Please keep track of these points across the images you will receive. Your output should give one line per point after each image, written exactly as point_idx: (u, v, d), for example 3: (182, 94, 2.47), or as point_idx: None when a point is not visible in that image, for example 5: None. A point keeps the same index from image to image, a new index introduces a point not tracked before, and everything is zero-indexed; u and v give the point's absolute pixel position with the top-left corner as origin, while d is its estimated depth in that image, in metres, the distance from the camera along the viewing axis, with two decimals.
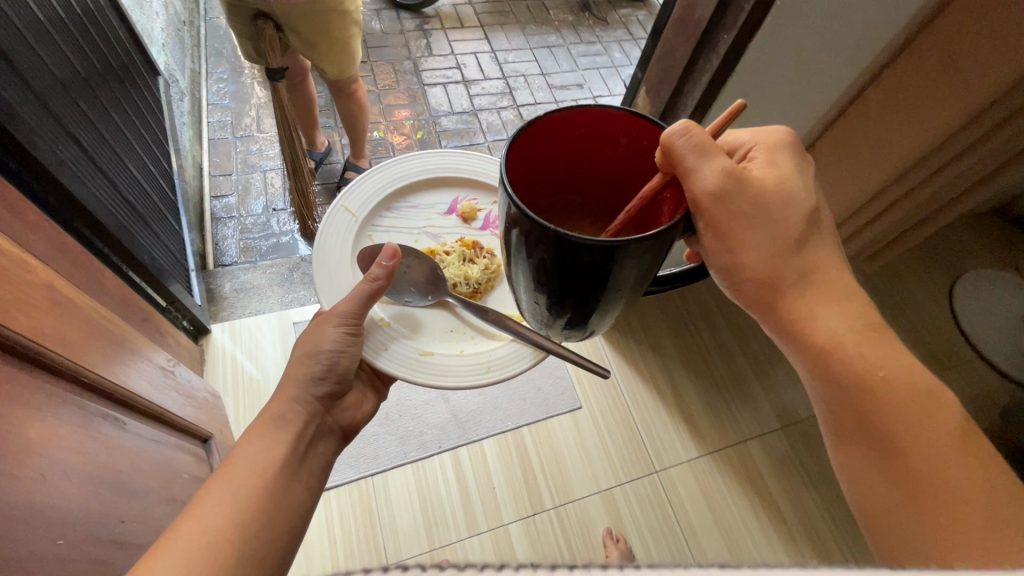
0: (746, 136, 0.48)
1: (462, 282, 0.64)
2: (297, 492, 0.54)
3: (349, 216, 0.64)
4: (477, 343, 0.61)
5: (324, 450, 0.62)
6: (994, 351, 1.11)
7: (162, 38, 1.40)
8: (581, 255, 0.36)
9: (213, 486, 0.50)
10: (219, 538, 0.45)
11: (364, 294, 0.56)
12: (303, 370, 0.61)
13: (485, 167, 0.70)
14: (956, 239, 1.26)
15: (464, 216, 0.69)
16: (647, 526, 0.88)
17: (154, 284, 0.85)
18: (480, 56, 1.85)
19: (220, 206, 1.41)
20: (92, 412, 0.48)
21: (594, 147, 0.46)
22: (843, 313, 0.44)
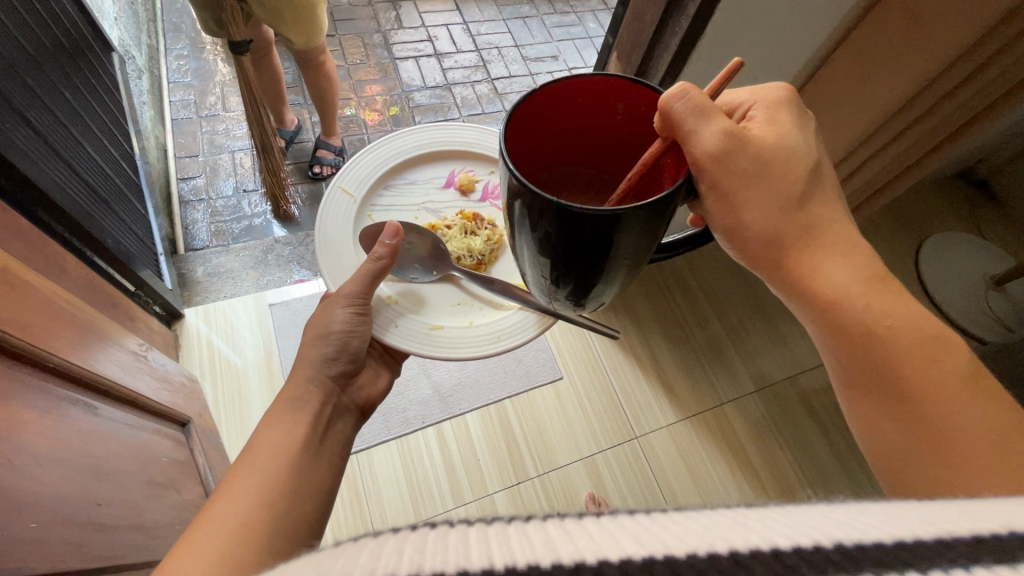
0: (745, 94, 0.47)
1: (465, 254, 0.63)
2: (323, 468, 0.55)
3: (348, 198, 0.63)
4: (486, 314, 0.61)
5: (343, 428, 0.62)
6: (957, 310, 1.14)
7: (114, 12, 1.32)
8: (584, 226, 0.36)
9: (238, 471, 0.50)
10: (251, 516, 0.45)
11: (369, 273, 0.56)
12: (317, 349, 0.61)
13: (480, 137, 0.69)
14: (921, 204, 1.30)
15: (462, 188, 0.68)
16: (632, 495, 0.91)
17: (120, 268, 0.82)
18: (451, 28, 1.80)
19: (188, 188, 1.37)
20: (58, 396, 0.47)
21: (592, 116, 0.45)
22: (849, 266, 0.44)
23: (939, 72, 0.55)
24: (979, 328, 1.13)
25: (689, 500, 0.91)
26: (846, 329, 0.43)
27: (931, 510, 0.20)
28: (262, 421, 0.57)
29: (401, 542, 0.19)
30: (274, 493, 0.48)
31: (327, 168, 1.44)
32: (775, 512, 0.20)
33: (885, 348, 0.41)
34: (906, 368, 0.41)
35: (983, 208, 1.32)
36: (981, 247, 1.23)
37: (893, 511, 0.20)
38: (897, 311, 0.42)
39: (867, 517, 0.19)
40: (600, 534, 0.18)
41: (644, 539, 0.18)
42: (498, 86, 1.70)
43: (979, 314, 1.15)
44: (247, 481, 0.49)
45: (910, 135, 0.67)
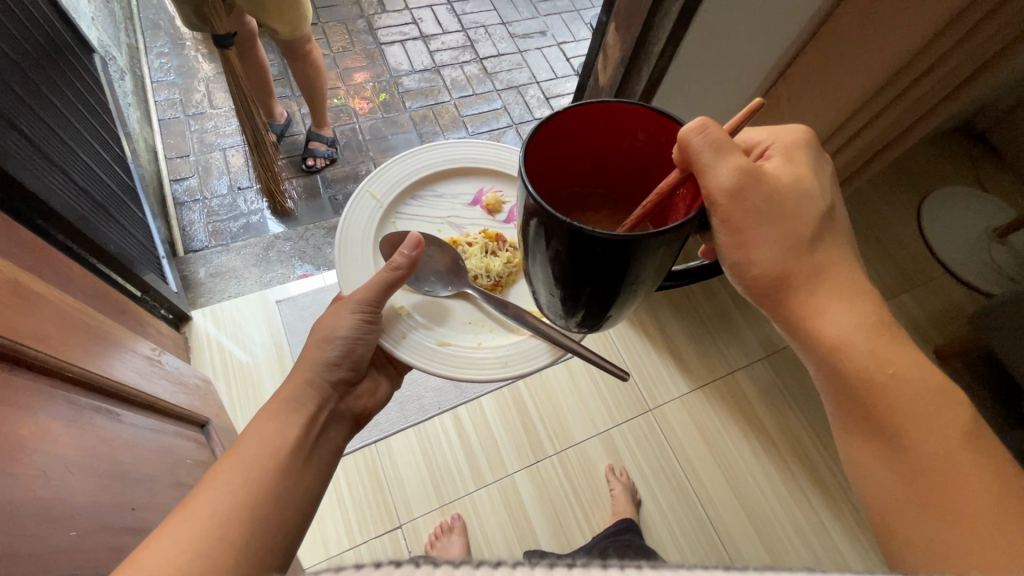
0: (763, 135, 0.46)
1: (483, 274, 0.63)
2: (311, 475, 0.55)
3: (374, 202, 0.63)
4: (495, 337, 0.60)
5: (335, 435, 0.62)
6: (960, 266, 1.14)
7: (91, 12, 1.28)
8: (595, 248, 0.36)
9: (222, 469, 0.50)
10: (229, 519, 0.45)
11: (383, 282, 0.55)
12: (319, 354, 0.60)
13: (512, 158, 0.68)
14: (921, 161, 1.30)
15: (489, 208, 0.67)
16: (687, 545, 0.87)
17: (125, 274, 0.81)
18: (436, 9, 1.76)
19: (182, 189, 1.35)
20: (82, 405, 0.47)
21: (611, 142, 0.45)
22: (853, 310, 0.43)
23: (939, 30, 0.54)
24: (982, 281, 1.13)
25: (711, 478, 0.92)
26: (850, 380, 0.42)
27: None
28: (254, 417, 0.57)
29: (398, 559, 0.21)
30: (253, 496, 0.49)
31: (321, 160, 1.42)
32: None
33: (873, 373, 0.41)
34: (907, 413, 0.40)
35: (983, 162, 1.31)
36: (983, 200, 1.23)
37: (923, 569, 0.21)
38: (901, 362, 0.41)
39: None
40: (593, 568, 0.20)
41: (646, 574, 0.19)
42: (487, 66, 1.67)
43: (983, 268, 1.14)
44: (230, 480, 0.49)
45: (903, 104, 0.67)
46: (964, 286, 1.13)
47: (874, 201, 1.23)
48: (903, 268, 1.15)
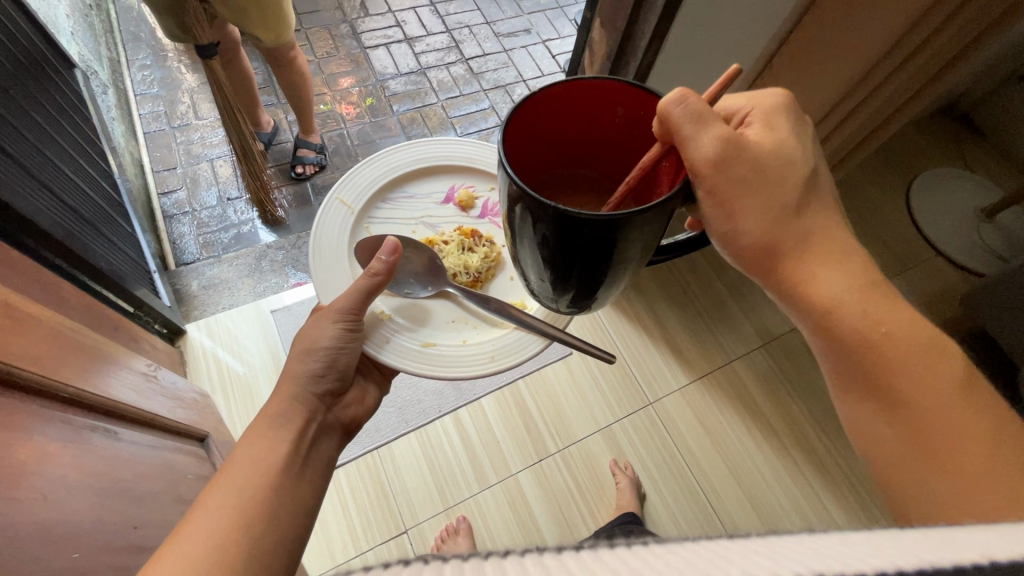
0: (743, 101, 0.46)
1: (462, 272, 0.63)
2: (307, 490, 0.55)
3: (345, 208, 0.62)
4: (480, 333, 0.60)
5: (326, 447, 0.62)
6: (950, 246, 1.15)
7: (70, 26, 1.27)
8: (582, 230, 0.35)
9: (217, 489, 0.50)
10: (227, 538, 0.45)
11: (363, 289, 0.55)
12: (302, 366, 0.60)
13: (479, 152, 0.69)
14: (907, 145, 1.31)
15: (462, 205, 0.67)
16: (685, 520, 0.89)
17: (116, 290, 0.81)
18: (419, 11, 1.76)
19: (170, 203, 1.34)
20: (79, 425, 0.47)
21: (590, 120, 0.44)
22: (842, 274, 0.43)
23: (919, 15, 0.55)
24: (972, 260, 1.14)
25: (714, 468, 0.92)
26: (846, 342, 0.42)
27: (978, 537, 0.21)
28: (244, 439, 0.56)
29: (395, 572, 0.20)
30: (251, 515, 0.48)
31: (310, 167, 1.41)
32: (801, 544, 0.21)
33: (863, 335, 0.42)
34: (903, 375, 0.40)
35: (968, 143, 1.32)
36: (970, 181, 1.24)
37: (939, 536, 0.21)
38: (892, 321, 0.41)
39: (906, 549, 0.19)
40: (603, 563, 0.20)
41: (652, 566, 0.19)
42: (473, 66, 1.66)
43: (971, 248, 1.15)
44: (226, 500, 0.49)
45: (887, 87, 0.67)
46: (956, 266, 1.15)
47: (865, 183, 1.24)
48: (895, 252, 1.16)
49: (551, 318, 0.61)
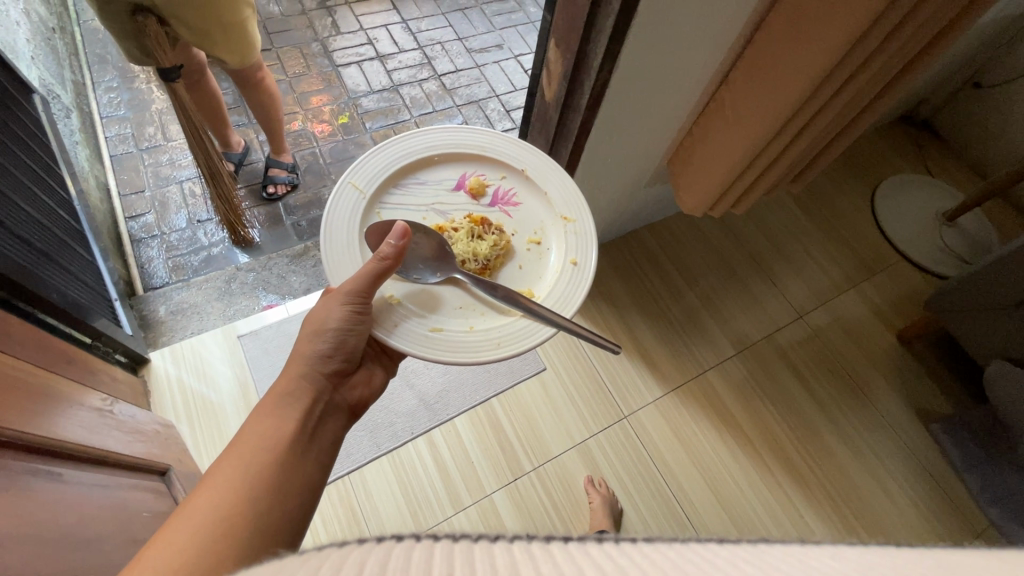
0: None
1: (471, 258, 0.62)
2: (309, 466, 0.54)
3: (357, 193, 0.62)
4: (488, 320, 0.59)
5: (333, 425, 0.61)
6: (913, 248, 1.18)
7: (30, 50, 1.24)
8: None
9: (227, 462, 0.50)
10: (231, 511, 0.46)
11: (373, 272, 0.54)
12: (311, 346, 0.60)
13: (492, 140, 0.68)
14: (872, 149, 1.34)
15: (473, 192, 0.67)
16: (652, 519, 0.88)
17: (72, 323, 0.79)
18: (391, 28, 1.76)
19: (138, 226, 1.32)
20: (17, 469, 0.45)
21: None
22: None
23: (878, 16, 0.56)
24: (935, 262, 1.17)
25: (690, 482, 0.92)
26: None
27: (905, 565, 0.23)
28: (251, 414, 0.56)
29: (372, 552, 0.21)
30: (257, 489, 0.49)
31: (282, 187, 1.40)
32: (745, 553, 0.23)
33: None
34: None
35: (929, 148, 1.36)
36: (933, 186, 1.27)
37: (864, 558, 0.23)
38: None
39: (838, 567, 0.22)
40: (560, 563, 0.21)
41: (606, 570, 0.21)
42: (446, 82, 1.67)
43: (936, 250, 1.18)
44: (233, 474, 0.49)
45: (836, 101, 0.70)
46: (920, 269, 1.17)
47: (834, 186, 1.27)
48: (862, 257, 1.17)
49: (559, 306, 0.61)
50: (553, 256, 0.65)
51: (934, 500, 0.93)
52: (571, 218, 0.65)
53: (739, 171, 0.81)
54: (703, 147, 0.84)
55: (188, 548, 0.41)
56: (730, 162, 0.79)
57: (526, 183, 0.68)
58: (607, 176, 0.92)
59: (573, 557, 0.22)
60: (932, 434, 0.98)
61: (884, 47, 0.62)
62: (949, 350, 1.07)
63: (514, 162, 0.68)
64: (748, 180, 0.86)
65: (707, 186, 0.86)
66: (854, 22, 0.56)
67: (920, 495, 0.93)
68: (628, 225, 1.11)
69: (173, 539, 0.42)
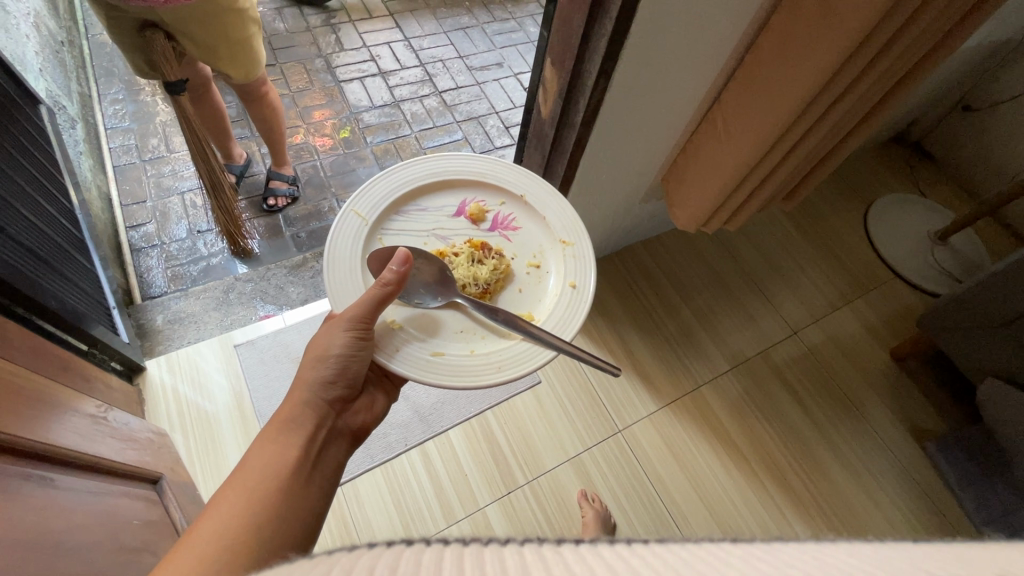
0: None
1: (471, 282, 0.62)
2: (308, 498, 0.54)
3: (359, 220, 0.63)
4: (488, 343, 0.60)
5: (334, 453, 0.61)
6: (905, 266, 1.19)
7: (38, 62, 1.27)
8: None
9: (230, 491, 0.51)
10: (235, 540, 0.46)
11: (375, 297, 0.55)
12: (314, 373, 0.61)
13: (491, 168, 0.70)
14: (866, 170, 1.36)
15: (473, 218, 0.68)
16: (640, 523, 0.89)
17: (70, 329, 0.79)
18: (393, 46, 1.80)
19: (138, 235, 1.33)
20: (11, 474, 0.45)
21: None
22: None
23: (861, 42, 0.58)
24: (927, 280, 1.18)
25: (685, 497, 0.92)
26: None
27: (916, 555, 0.23)
28: (255, 440, 0.57)
29: (381, 556, 0.21)
30: (258, 519, 0.49)
31: (282, 199, 1.42)
32: (757, 551, 0.23)
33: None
34: None
35: (921, 169, 1.38)
36: (924, 206, 1.29)
37: (873, 553, 0.24)
38: None
39: (852, 561, 0.22)
40: (572, 563, 0.21)
41: (619, 571, 0.21)
42: (447, 98, 1.70)
43: (928, 269, 1.19)
44: (235, 502, 0.50)
45: (827, 120, 0.71)
46: (912, 287, 1.18)
47: (828, 205, 1.28)
48: (856, 275, 1.19)
49: (558, 329, 0.61)
50: (552, 280, 0.66)
51: (927, 516, 0.93)
52: (569, 242, 0.66)
53: (730, 188, 0.82)
54: (696, 166, 0.85)
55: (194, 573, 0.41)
56: (721, 178, 0.81)
57: (525, 209, 0.69)
58: (603, 192, 0.94)
59: (584, 556, 0.22)
60: (927, 453, 0.98)
61: (870, 70, 0.64)
62: (943, 369, 1.07)
63: (513, 189, 0.69)
64: (740, 198, 0.87)
65: (700, 203, 0.88)
66: (840, 45, 0.58)
67: (915, 514, 0.93)
68: (624, 240, 1.13)
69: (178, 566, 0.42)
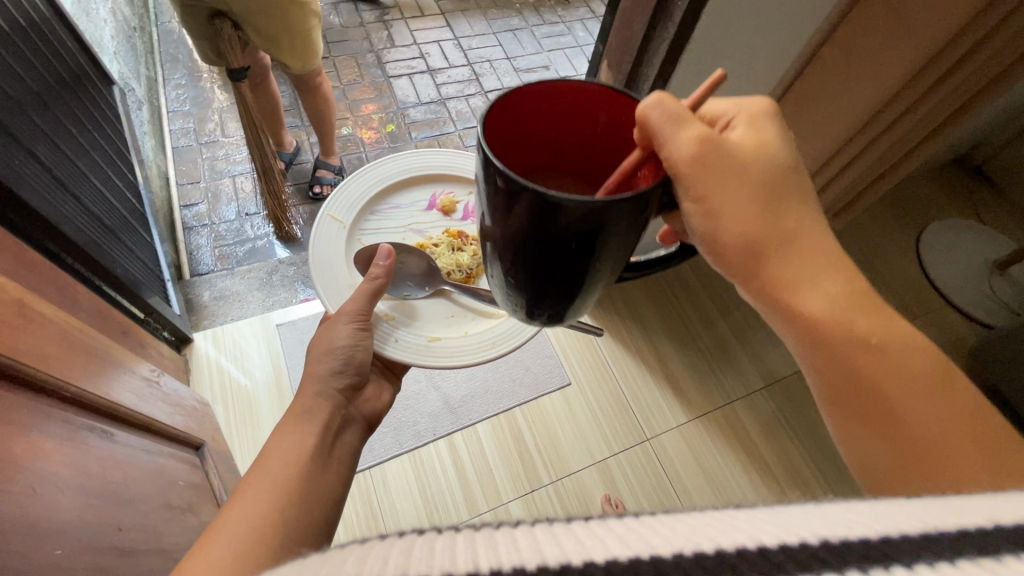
0: (725, 107, 0.42)
1: (455, 269, 0.65)
2: (333, 475, 0.54)
3: (337, 224, 0.64)
4: (479, 323, 0.62)
5: (350, 439, 0.60)
6: (957, 294, 1.14)
7: (113, 46, 1.34)
8: (555, 222, 0.32)
9: (252, 479, 0.49)
10: (266, 523, 0.43)
11: (368, 291, 0.57)
12: (323, 365, 0.60)
13: (457, 159, 0.70)
14: (920, 192, 1.32)
15: (445, 210, 0.69)
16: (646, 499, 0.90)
17: (129, 297, 0.84)
18: (443, 44, 1.83)
19: (191, 214, 1.39)
20: (78, 424, 0.48)
21: (571, 127, 0.43)
22: (830, 288, 0.40)
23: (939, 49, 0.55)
24: (980, 311, 1.13)
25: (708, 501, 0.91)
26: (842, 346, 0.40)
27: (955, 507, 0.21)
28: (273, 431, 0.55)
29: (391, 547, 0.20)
30: (286, 501, 0.46)
31: (327, 188, 1.45)
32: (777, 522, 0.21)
33: (871, 377, 0.39)
34: (909, 400, 0.38)
35: (981, 194, 1.33)
36: (981, 234, 1.23)
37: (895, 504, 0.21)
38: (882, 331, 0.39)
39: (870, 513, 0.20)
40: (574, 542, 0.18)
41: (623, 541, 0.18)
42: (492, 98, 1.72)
43: (981, 299, 1.14)
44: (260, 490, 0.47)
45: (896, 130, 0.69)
46: (964, 317, 1.13)
47: (877, 226, 1.25)
48: (902, 299, 1.14)
49: None
50: None
51: None
52: None
53: None
54: None
55: (229, 553, 0.39)
56: None
57: None
58: None
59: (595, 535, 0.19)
60: None
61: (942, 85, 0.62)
62: None
63: None
64: None
65: None
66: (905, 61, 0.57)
67: None
68: None
69: (212, 547, 0.39)
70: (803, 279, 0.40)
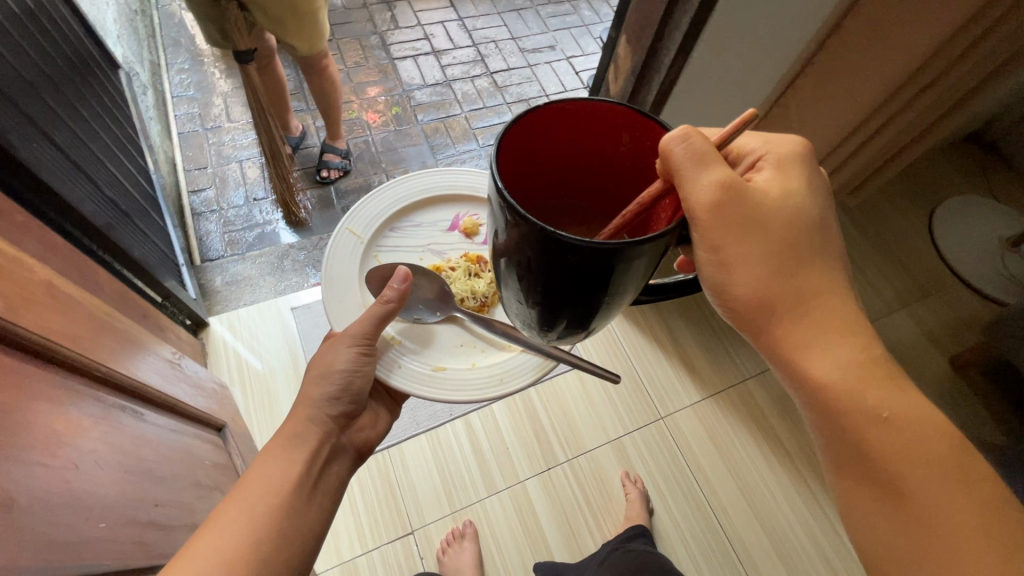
0: (758, 143, 0.42)
1: (469, 296, 0.63)
2: (312, 515, 0.54)
3: (354, 239, 0.62)
4: (489, 356, 0.60)
5: (337, 471, 0.60)
6: (970, 272, 1.14)
7: (116, 29, 1.32)
8: (567, 256, 0.32)
9: (229, 504, 0.50)
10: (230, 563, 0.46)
11: (377, 316, 0.55)
12: (318, 390, 0.58)
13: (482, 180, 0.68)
14: (933, 170, 1.31)
15: (467, 232, 0.67)
16: (703, 559, 0.87)
17: (147, 280, 0.84)
18: (447, 25, 1.80)
19: (200, 200, 1.38)
20: (110, 404, 0.48)
21: (595, 147, 0.41)
22: (844, 348, 0.39)
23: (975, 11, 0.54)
24: (994, 289, 1.12)
25: (727, 492, 0.91)
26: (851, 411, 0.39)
27: None
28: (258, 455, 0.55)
29: None
30: (255, 539, 0.48)
31: (335, 172, 1.44)
32: None
33: (873, 445, 0.38)
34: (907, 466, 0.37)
35: (995, 171, 1.31)
36: (995, 212, 1.22)
37: None
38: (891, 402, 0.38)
39: None
40: None
41: None
42: (498, 80, 1.70)
43: (993, 276, 1.14)
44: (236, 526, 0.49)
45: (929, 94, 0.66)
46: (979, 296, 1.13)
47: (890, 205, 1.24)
48: (917, 279, 1.14)
49: None
50: None
51: None
52: None
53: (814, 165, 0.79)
54: None
55: None
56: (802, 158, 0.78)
57: None
58: None
59: None
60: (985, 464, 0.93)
61: (976, 48, 0.60)
62: (1010, 384, 1.01)
63: None
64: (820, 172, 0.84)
65: None
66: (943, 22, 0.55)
67: None
68: None
69: None
70: (828, 312, 0.39)
